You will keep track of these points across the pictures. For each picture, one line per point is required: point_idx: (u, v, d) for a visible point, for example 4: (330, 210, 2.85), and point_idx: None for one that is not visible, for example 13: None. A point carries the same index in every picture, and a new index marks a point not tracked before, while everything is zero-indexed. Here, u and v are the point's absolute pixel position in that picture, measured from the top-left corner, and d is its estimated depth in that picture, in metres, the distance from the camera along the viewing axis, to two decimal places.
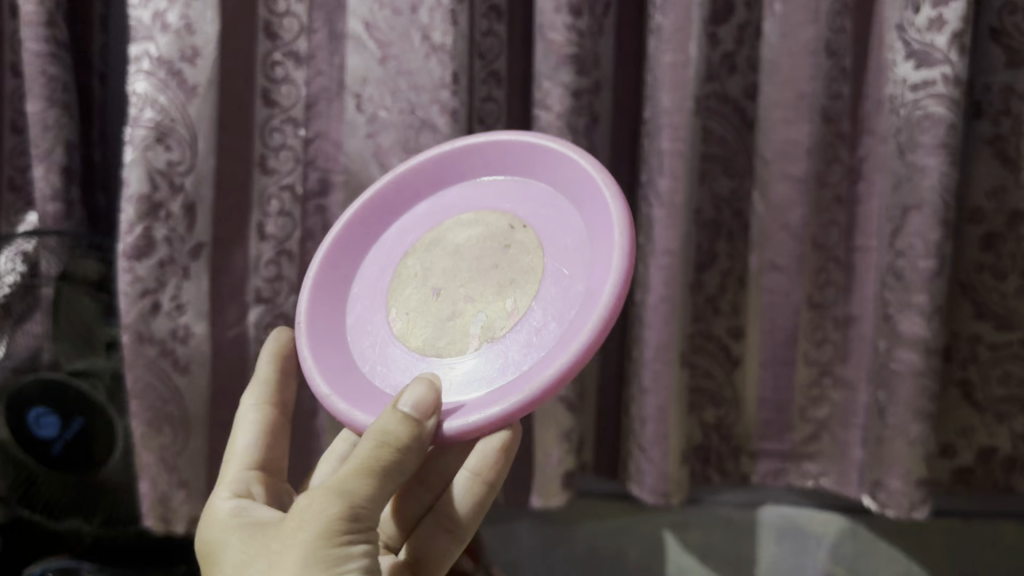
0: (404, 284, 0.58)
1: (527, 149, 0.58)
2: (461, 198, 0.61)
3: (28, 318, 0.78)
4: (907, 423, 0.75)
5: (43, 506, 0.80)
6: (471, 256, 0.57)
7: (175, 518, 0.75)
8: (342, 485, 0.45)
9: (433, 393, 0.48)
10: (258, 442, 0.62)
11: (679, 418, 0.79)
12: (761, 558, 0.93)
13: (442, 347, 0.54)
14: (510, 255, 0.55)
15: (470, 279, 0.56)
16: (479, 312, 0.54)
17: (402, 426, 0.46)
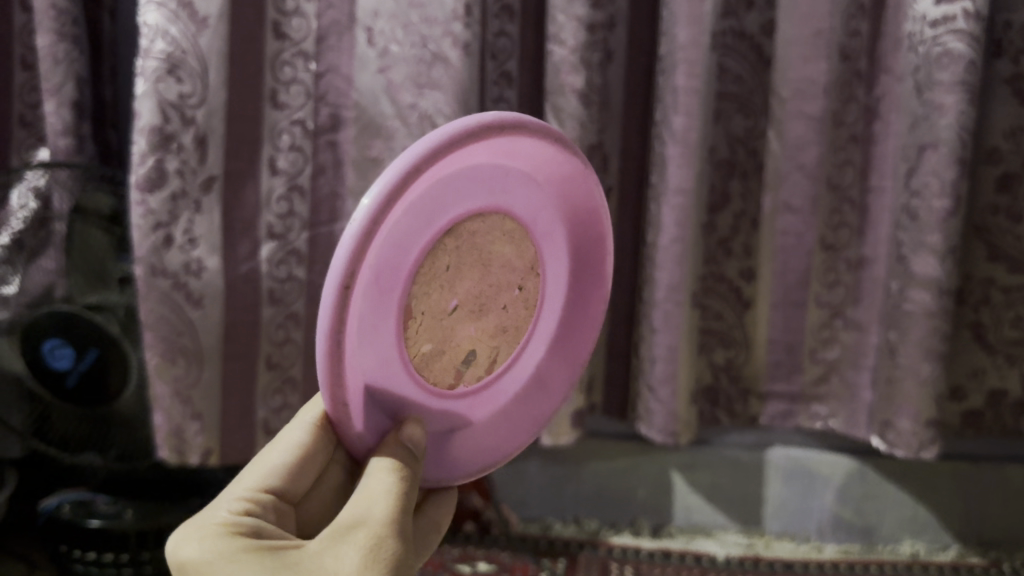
0: (432, 279, 0.43)
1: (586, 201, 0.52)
2: (516, 179, 0.46)
3: (40, 254, 0.78)
4: (917, 363, 0.76)
5: (57, 440, 0.81)
6: (495, 279, 0.47)
7: (190, 451, 0.75)
8: (393, 517, 0.40)
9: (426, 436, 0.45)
10: (292, 467, 0.46)
11: (689, 358, 0.80)
12: (768, 499, 0.94)
13: (428, 376, 0.46)
14: (519, 299, 0.49)
15: (485, 312, 0.47)
16: (473, 353, 0.48)
17: (413, 457, 0.43)
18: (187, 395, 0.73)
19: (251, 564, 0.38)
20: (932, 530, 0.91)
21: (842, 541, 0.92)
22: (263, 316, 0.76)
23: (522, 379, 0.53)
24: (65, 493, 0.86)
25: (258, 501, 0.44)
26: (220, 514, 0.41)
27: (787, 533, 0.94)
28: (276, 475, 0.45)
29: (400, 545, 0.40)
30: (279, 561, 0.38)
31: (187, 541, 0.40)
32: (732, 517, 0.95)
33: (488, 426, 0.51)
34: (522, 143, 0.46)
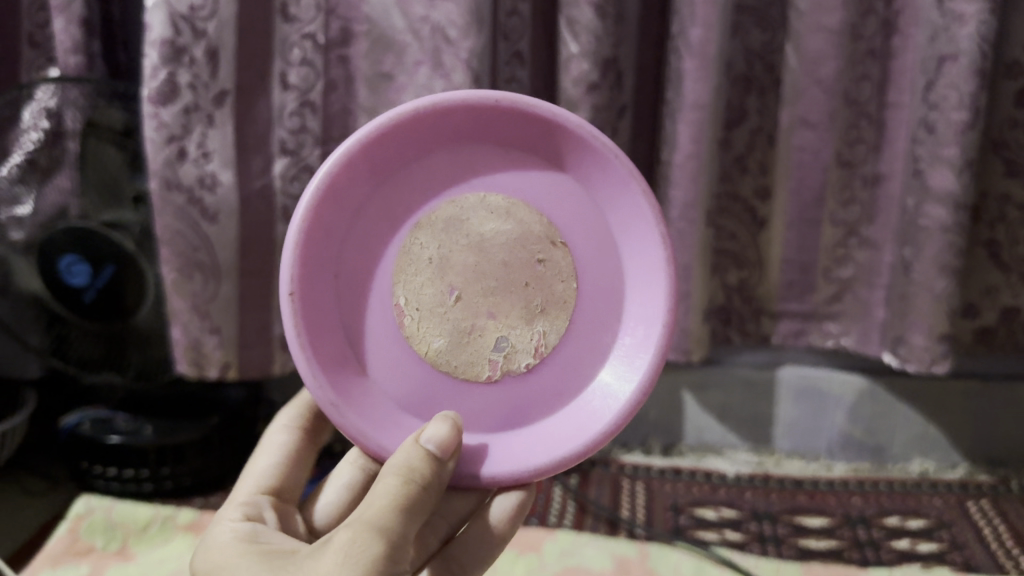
0: (418, 268, 0.53)
1: (586, 146, 0.53)
2: (483, 166, 0.54)
3: (56, 172, 0.78)
4: (931, 278, 0.76)
5: (76, 360, 0.84)
6: (498, 260, 0.53)
7: (208, 363, 0.76)
8: (377, 518, 0.42)
9: (455, 434, 0.48)
10: (278, 463, 0.58)
11: (703, 276, 0.80)
12: (779, 418, 0.94)
13: (458, 364, 0.53)
14: (542, 275, 0.53)
15: (495, 291, 0.53)
16: (502, 336, 0.53)
17: (424, 462, 0.46)
18: (204, 310, 0.74)
19: (245, 563, 0.45)
20: (941, 449, 0.92)
21: (852, 459, 0.94)
22: (278, 233, 0.77)
23: (594, 356, 0.55)
24: (85, 410, 0.86)
25: (252, 505, 0.53)
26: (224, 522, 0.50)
27: (797, 452, 0.95)
28: (269, 473, 0.57)
29: (385, 546, 0.42)
30: (267, 559, 0.45)
31: (206, 538, 0.49)
32: (743, 436, 0.96)
33: (543, 401, 0.54)
34: (459, 125, 0.53)
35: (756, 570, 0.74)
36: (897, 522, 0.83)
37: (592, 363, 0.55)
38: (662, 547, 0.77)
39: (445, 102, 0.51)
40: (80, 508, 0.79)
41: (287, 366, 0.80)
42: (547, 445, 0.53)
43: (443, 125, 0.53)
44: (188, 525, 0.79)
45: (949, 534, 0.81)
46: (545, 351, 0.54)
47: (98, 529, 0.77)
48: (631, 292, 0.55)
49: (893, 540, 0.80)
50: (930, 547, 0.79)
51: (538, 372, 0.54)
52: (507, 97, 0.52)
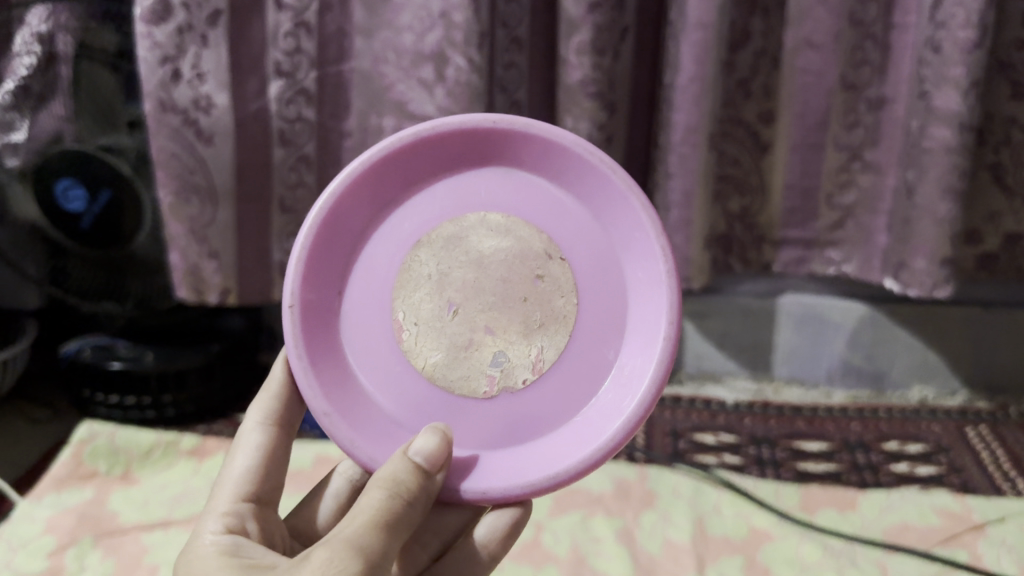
0: (417, 284, 0.51)
1: (586, 165, 0.51)
2: (488, 186, 0.53)
3: (49, 97, 0.74)
4: (934, 202, 0.75)
5: (76, 289, 0.84)
6: (497, 276, 0.51)
7: (207, 289, 0.76)
8: (358, 536, 0.40)
9: (442, 455, 0.46)
10: (255, 467, 0.52)
11: (704, 202, 0.79)
12: (779, 344, 0.94)
13: (455, 380, 0.51)
14: (543, 291, 0.51)
15: (494, 307, 0.51)
16: (500, 350, 0.50)
17: (411, 475, 0.44)
18: (202, 234, 0.74)
19: None
20: (941, 377, 0.92)
21: (851, 386, 0.95)
22: (275, 157, 0.75)
23: (596, 376, 0.51)
24: (86, 338, 0.86)
25: (234, 514, 0.48)
26: (205, 536, 0.46)
27: (796, 379, 0.96)
28: (247, 481, 0.51)
29: (363, 564, 0.39)
30: (244, 573, 0.42)
31: (186, 552, 0.46)
32: (742, 363, 0.96)
33: (541, 421, 0.51)
34: (460, 149, 0.53)
35: (756, 491, 0.75)
36: (896, 446, 0.83)
37: (595, 380, 0.51)
38: (661, 470, 0.77)
39: (444, 126, 0.51)
40: (84, 433, 0.78)
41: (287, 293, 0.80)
42: (543, 462, 0.49)
43: (445, 150, 0.53)
44: (191, 450, 0.79)
45: (947, 458, 0.81)
46: (545, 367, 0.50)
47: (102, 454, 0.77)
48: (632, 308, 0.51)
49: (891, 464, 0.81)
50: (928, 471, 0.80)
51: (539, 392, 0.51)
52: (503, 119, 0.51)
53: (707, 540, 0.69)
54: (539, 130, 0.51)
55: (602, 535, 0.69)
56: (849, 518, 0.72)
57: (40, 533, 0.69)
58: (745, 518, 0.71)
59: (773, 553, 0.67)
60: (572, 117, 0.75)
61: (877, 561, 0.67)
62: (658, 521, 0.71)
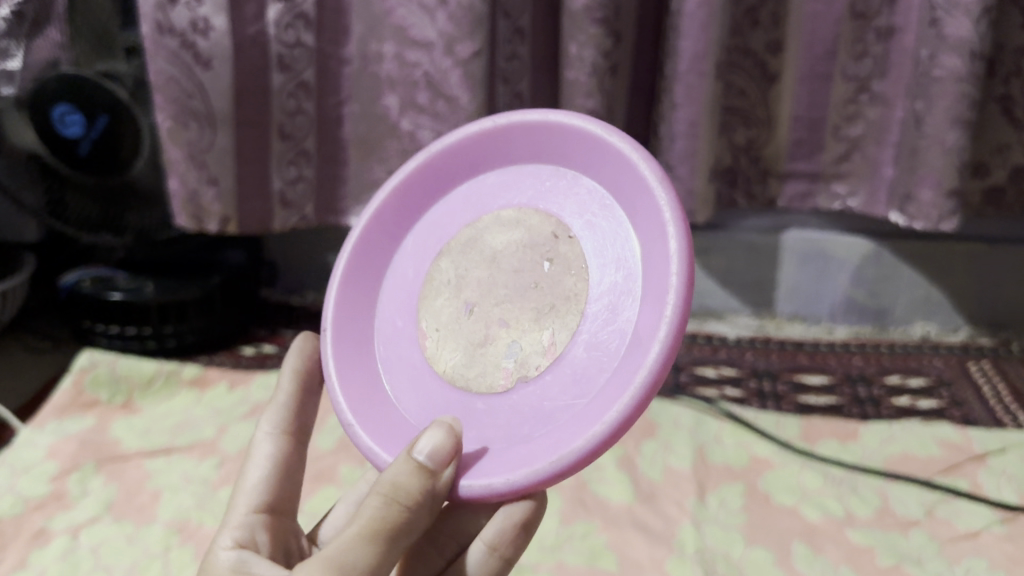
0: (438, 291, 0.49)
1: (579, 139, 0.47)
2: (505, 186, 0.50)
3: (45, 24, 0.70)
4: (943, 131, 0.74)
5: (74, 219, 0.82)
6: (510, 269, 0.47)
7: (207, 218, 0.76)
8: (344, 553, 0.38)
9: (451, 451, 0.40)
10: (270, 477, 0.49)
11: (710, 134, 0.77)
12: (782, 281, 0.94)
13: (471, 378, 0.46)
14: (552, 273, 0.45)
15: (507, 298, 0.46)
16: (513, 341, 0.45)
17: (414, 481, 0.39)
18: (201, 159, 0.73)
19: None
20: (944, 313, 0.93)
21: (853, 323, 0.95)
22: (274, 83, 0.74)
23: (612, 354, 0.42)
24: (86, 269, 0.86)
25: (244, 526, 0.45)
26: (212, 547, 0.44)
27: (799, 316, 0.96)
28: (260, 491, 0.48)
29: None
30: None
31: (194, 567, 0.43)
32: (744, 300, 0.96)
33: (549, 414, 0.42)
34: (474, 161, 0.52)
35: (758, 422, 0.75)
36: (898, 381, 0.83)
37: (612, 358, 0.42)
38: (662, 402, 0.77)
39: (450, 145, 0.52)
40: (85, 360, 0.77)
41: (287, 224, 0.80)
42: (548, 447, 0.40)
43: (464, 168, 0.52)
44: (193, 380, 0.79)
45: (949, 392, 0.81)
46: (558, 350, 0.43)
47: (103, 382, 0.77)
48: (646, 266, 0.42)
49: (893, 397, 0.81)
50: (929, 404, 0.80)
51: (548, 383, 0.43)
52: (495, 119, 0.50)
53: (708, 468, 0.69)
54: (531, 118, 0.49)
55: (604, 462, 0.69)
56: (849, 449, 0.72)
57: (42, 458, 0.68)
58: (746, 447, 0.71)
59: (774, 480, 0.68)
60: (577, 44, 0.72)
61: (878, 490, 0.67)
62: (658, 450, 0.71)
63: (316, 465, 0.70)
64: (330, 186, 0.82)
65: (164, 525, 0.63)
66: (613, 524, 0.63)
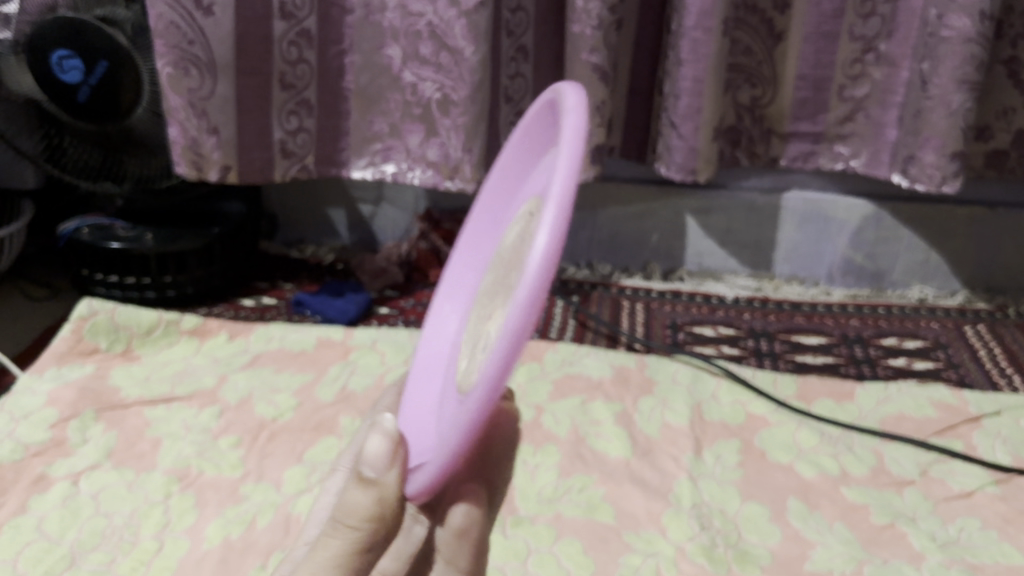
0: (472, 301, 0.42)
1: (552, 112, 0.39)
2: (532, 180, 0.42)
3: None
4: (949, 94, 0.74)
5: (74, 168, 0.81)
6: (497, 257, 0.39)
7: (208, 167, 0.76)
8: None
9: (395, 453, 0.34)
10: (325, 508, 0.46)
11: (715, 91, 0.77)
12: (781, 241, 0.94)
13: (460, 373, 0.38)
14: (513, 249, 0.36)
15: (490, 292, 0.38)
16: (484, 328, 0.37)
17: (361, 497, 0.34)
18: (201, 108, 0.72)
19: None
20: (941, 277, 0.93)
21: (850, 285, 0.95)
22: (276, 31, 0.73)
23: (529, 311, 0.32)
24: (84, 217, 0.85)
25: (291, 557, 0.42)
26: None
27: (796, 277, 0.96)
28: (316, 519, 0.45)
29: None
30: None
31: None
32: (742, 261, 0.96)
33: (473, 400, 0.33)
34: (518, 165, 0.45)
35: (756, 381, 0.75)
36: (894, 342, 0.84)
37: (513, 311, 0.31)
38: (660, 358, 0.77)
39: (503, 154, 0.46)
40: (84, 309, 0.76)
41: (287, 175, 0.80)
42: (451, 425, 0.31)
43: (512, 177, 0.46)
44: (192, 330, 0.79)
45: (945, 354, 0.82)
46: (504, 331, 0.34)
47: (103, 330, 0.76)
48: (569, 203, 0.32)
49: (889, 358, 0.81)
50: (926, 366, 0.80)
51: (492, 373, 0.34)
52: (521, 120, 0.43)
53: (705, 424, 0.70)
54: (535, 106, 0.41)
55: (602, 417, 0.69)
56: (845, 408, 0.72)
57: (42, 405, 0.68)
58: (742, 405, 0.72)
59: (769, 438, 0.68)
60: None
61: (873, 448, 0.67)
62: (655, 406, 0.71)
63: (316, 415, 0.70)
64: (331, 137, 0.82)
65: (164, 473, 0.63)
66: (610, 478, 0.63)
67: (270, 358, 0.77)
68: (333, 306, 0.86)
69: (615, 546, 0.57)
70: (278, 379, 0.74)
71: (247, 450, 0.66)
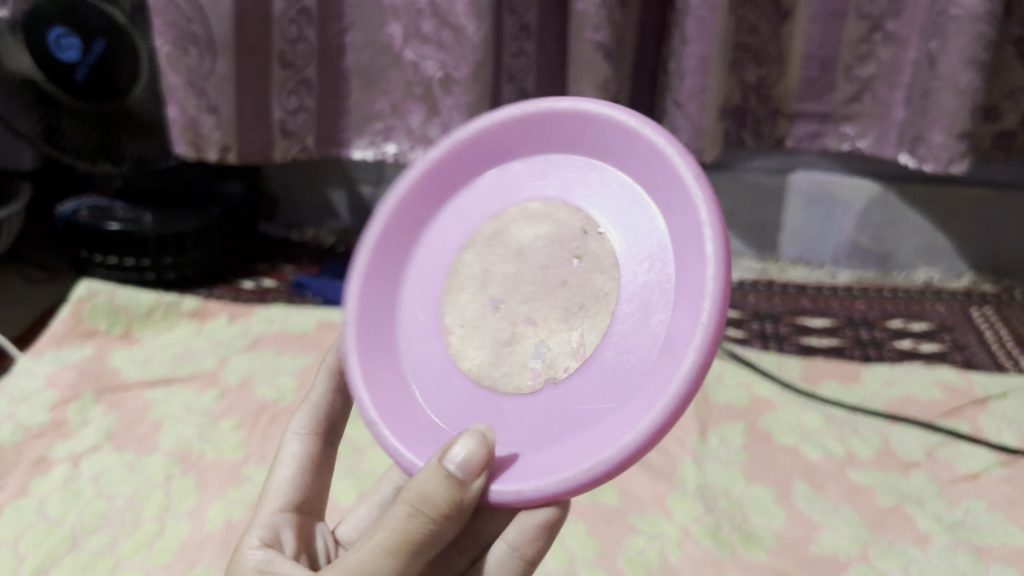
0: (463, 286, 0.43)
1: (602, 127, 0.41)
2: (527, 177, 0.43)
3: None
4: (958, 73, 0.72)
5: (72, 149, 0.80)
6: (537, 265, 0.40)
7: (207, 146, 0.75)
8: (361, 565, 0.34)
9: (485, 459, 0.35)
10: (300, 478, 0.46)
11: (720, 71, 0.76)
12: (787, 223, 0.93)
13: (497, 377, 0.40)
14: (580, 271, 0.39)
15: (532, 296, 0.40)
16: (541, 340, 0.39)
17: (440, 491, 0.34)
18: (201, 88, 0.72)
19: None
20: (947, 259, 0.93)
21: (856, 267, 0.95)
22: (276, 9, 0.72)
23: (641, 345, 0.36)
24: (82, 198, 0.84)
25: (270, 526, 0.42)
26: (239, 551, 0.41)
27: (802, 260, 0.95)
28: (289, 490, 0.45)
29: None
30: None
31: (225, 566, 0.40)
32: (747, 243, 0.95)
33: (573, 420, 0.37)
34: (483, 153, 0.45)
35: (761, 363, 0.75)
36: (900, 324, 0.83)
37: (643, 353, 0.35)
38: None
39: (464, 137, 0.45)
40: (83, 291, 0.76)
41: (287, 155, 0.80)
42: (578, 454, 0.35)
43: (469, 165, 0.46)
44: (193, 312, 0.79)
45: (951, 336, 0.81)
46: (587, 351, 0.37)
47: (102, 312, 0.76)
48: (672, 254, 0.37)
49: (895, 340, 0.81)
50: (932, 347, 0.80)
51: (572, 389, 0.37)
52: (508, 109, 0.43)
53: (709, 407, 0.69)
54: (547, 108, 0.42)
55: None
56: (851, 390, 0.72)
57: (41, 387, 0.68)
58: (748, 387, 0.71)
59: (775, 420, 0.68)
60: None
61: (880, 431, 0.67)
62: None
63: None
64: (331, 116, 0.81)
65: (165, 455, 0.63)
66: None
67: (272, 340, 0.76)
68: (335, 288, 0.85)
69: (620, 528, 0.57)
70: (279, 361, 0.73)
71: (248, 432, 0.65)
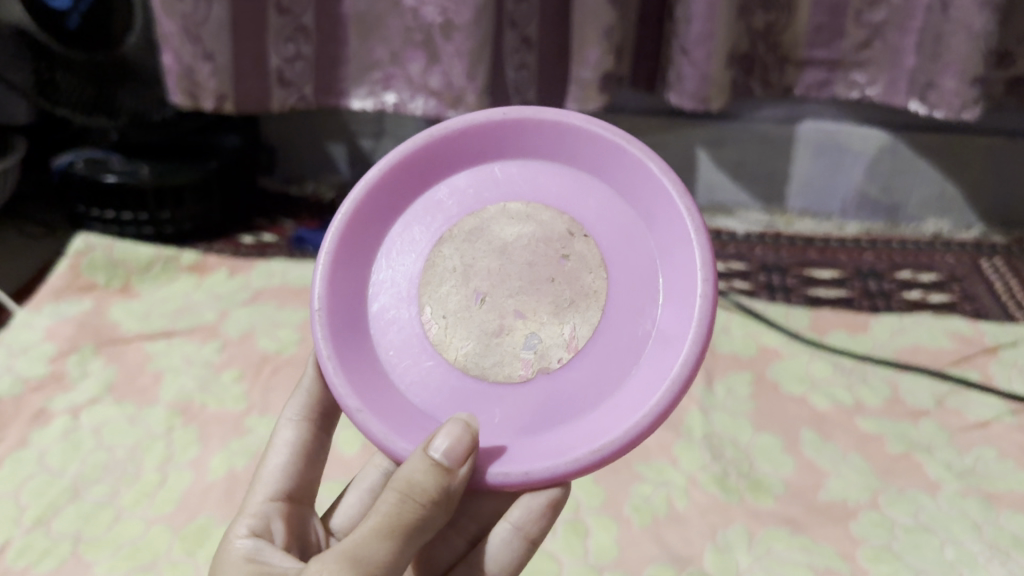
0: (441, 278, 0.42)
1: (594, 140, 0.42)
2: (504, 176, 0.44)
3: None
4: (972, 16, 0.71)
5: (65, 101, 0.79)
6: (521, 261, 0.42)
7: (203, 95, 0.74)
8: (357, 547, 0.33)
9: (467, 449, 0.35)
10: (293, 464, 0.45)
11: (728, 15, 0.74)
12: (795, 173, 0.92)
13: (487, 368, 0.41)
14: (569, 270, 0.41)
15: (519, 290, 0.41)
16: (531, 333, 0.41)
17: (429, 477, 0.34)
18: (196, 34, 0.70)
19: None
20: (957, 210, 0.91)
21: (864, 218, 0.94)
22: None
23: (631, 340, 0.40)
24: (77, 150, 0.82)
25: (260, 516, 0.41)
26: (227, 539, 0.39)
27: (809, 211, 0.94)
28: (279, 477, 0.44)
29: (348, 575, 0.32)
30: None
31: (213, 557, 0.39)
32: (754, 194, 0.94)
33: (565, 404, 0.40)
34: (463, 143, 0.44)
35: (769, 314, 0.73)
36: (909, 276, 0.82)
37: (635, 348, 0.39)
38: None
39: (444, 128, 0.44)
40: (79, 245, 0.75)
41: (284, 104, 0.79)
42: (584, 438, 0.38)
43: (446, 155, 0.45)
44: (192, 266, 0.78)
45: (961, 287, 0.80)
46: (580, 345, 0.40)
47: (100, 266, 0.75)
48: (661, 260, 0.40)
49: (905, 291, 0.80)
50: (941, 298, 0.79)
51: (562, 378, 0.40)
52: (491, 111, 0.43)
53: (716, 357, 0.68)
54: (536, 111, 0.43)
55: None
56: (860, 340, 0.71)
57: (39, 340, 0.67)
58: (755, 337, 0.70)
59: (783, 370, 0.67)
60: None
61: (889, 380, 0.66)
62: None
63: None
64: (329, 64, 0.79)
65: (166, 406, 0.62)
66: None
67: (272, 295, 0.75)
68: None
69: (626, 476, 0.56)
70: (279, 314, 0.72)
71: (249, 384, 0.64)
